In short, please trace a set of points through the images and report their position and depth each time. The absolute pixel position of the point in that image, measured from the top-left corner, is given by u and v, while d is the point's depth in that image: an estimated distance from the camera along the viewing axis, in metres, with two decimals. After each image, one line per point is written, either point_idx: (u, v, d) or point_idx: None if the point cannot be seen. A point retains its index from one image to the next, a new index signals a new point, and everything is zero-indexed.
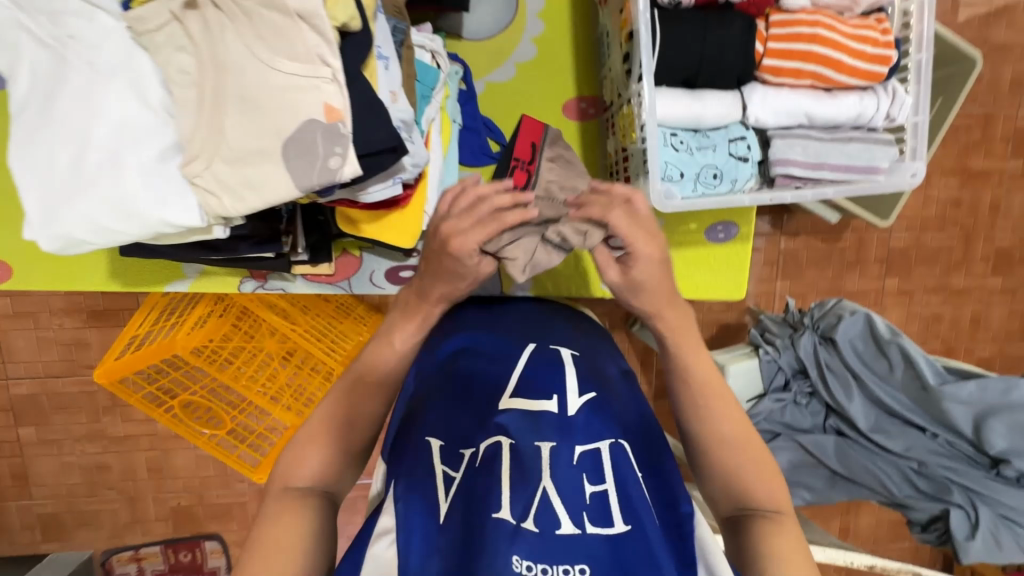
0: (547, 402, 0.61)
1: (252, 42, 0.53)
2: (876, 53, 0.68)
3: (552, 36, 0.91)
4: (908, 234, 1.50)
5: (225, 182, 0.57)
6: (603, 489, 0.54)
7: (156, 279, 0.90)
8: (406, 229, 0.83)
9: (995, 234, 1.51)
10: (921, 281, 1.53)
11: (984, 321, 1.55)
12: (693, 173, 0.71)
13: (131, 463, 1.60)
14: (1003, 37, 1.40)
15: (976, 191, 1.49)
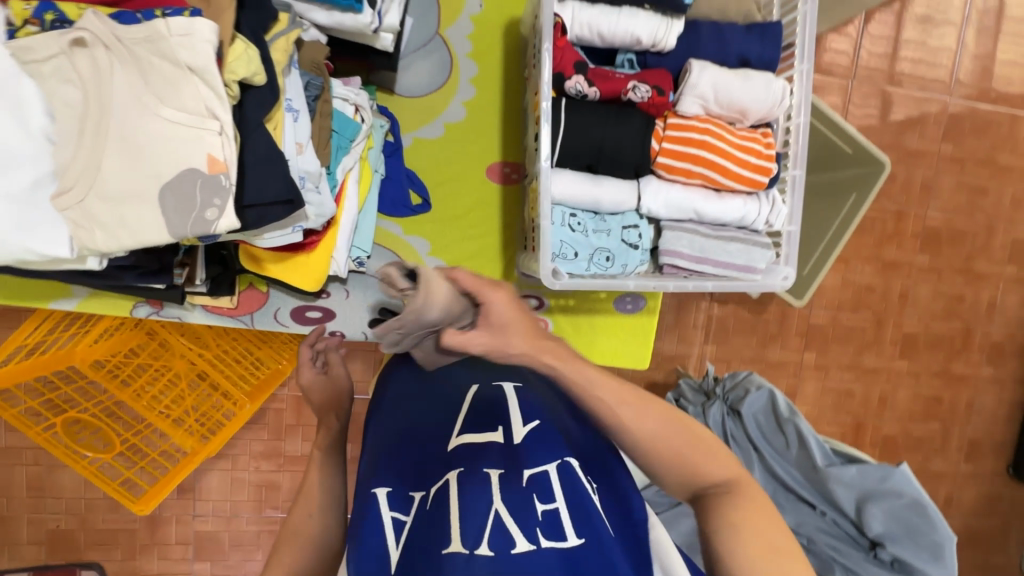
0: (493, 433, 0.66)
1: (142, 89, 0.53)
2: (758, 163, 0.74)
3: (480, 103, 0.95)
4: (828, 311, 1.54)
5: (100, 218, 0.56)
6: (553, 508, 0.58)
7: (39, 295, 0.86)
8: (312, 272, 0.83)
9: (904, 319, 1.56)
10: (836, 358, 1.56)
11: (891, 401, 1.57)
12: (587, 254, 0.74)
13: (9, 479, 1.44)
14: (915, 144, 1.49)
15: (889, 280, 1.54)
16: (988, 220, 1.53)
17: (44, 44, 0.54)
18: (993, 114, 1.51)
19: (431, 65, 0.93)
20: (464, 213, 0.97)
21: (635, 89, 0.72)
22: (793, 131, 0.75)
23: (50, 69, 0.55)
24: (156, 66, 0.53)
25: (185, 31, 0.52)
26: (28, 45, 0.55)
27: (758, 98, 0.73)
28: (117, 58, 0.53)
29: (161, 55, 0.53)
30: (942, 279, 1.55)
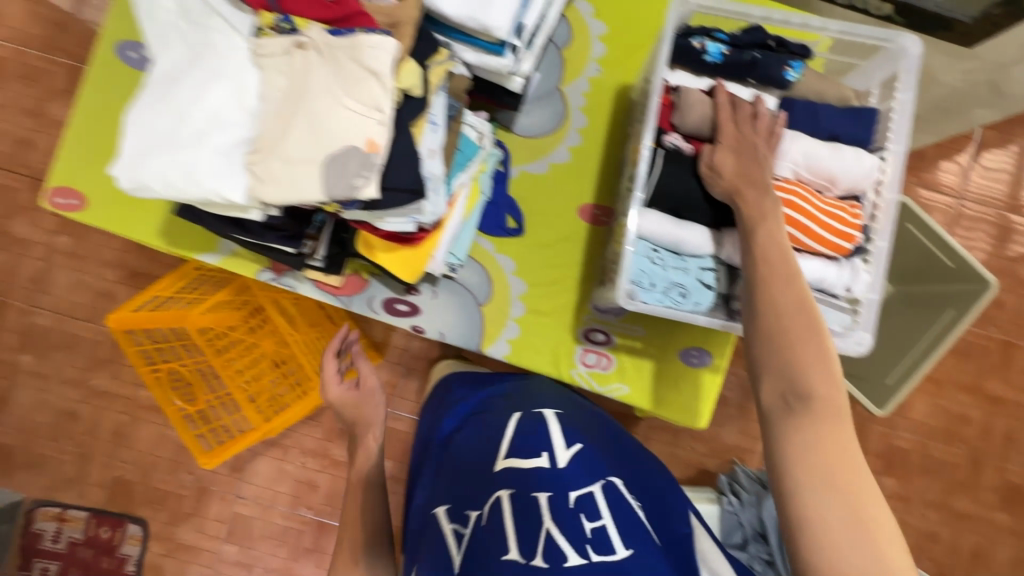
0: (538, 459, 0.81)
1: (333, 82, 0.68)
2: (842, 230, 0.77)
3: (584, 150, 1.07)
4: (915, 436, 1.53)
5: (275, 176, 0.71)
6: (600, 524, 0.73)
7: (189, 245, 1.03)
8: (412, 264, 0.94)
9: (1008, 465, 1.52)
10: (921, 492, 1.54)
11: (986, 556, 1.52)
12: (662, 286, 0.79)
13: (97, 420, 1.74)
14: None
15: (993, 417, 1.53)
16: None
17: (276, 45, 0.72)
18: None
19: (547, 113, 1.07)
20: (550, 244, 1.06)
21: None
22: (880, 208, 0.79)
23: (272, 64, 0.72)
24: (346, 66, 0.68)
25: (378, 46, 0.67)
26: (263, 43, 0.72)
27: (849, 169, 0.78)
28: (321, 58, 0.69)
29: (355, 61, 0.68)
30: None
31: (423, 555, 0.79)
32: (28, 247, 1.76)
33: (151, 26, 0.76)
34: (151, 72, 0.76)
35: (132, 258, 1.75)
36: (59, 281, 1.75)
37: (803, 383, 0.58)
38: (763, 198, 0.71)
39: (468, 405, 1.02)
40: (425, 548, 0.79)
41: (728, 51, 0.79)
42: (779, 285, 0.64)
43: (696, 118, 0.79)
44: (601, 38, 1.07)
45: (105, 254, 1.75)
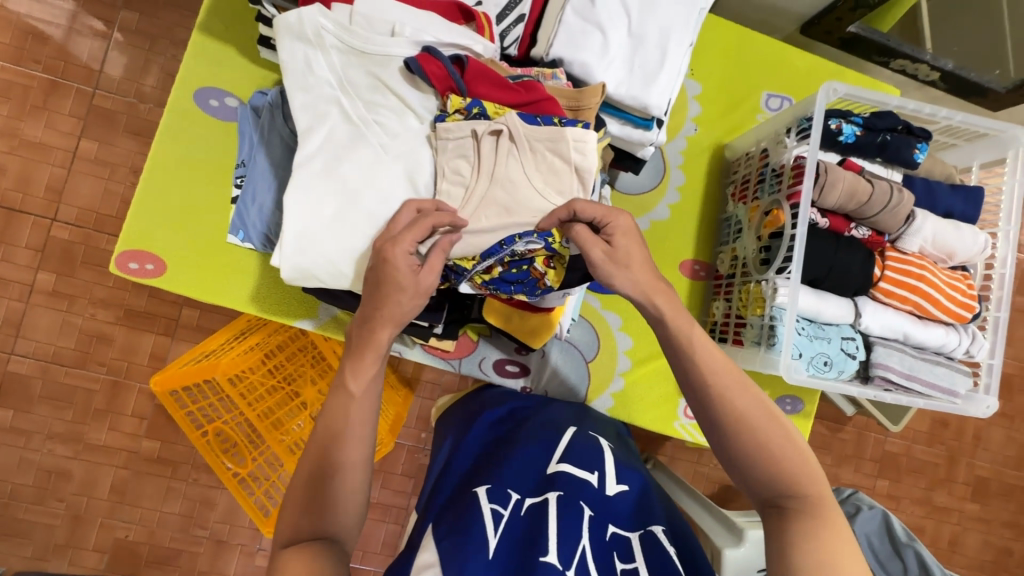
0: (589, 476, 0.82)
1: (532, 173, 0.67)
2: (965, 300, 0.85)
3: (682, 208, 1.09)
4: (902, 441, 1.76)
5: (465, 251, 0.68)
6: (632, 566, 0.72)
7: (289, 312, 0.96)
8: (543, 332, 0.93)
9: (975, 461, 1.78)
10: (908, 491, 1.77)
11: (960, 544, 1.77)
12: (809, 356, 0.84)
13: (96, 477, 1.37)
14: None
15: (961, 420, 1.79)
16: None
17: (458, 128, 0.67)
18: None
19: (647, 171, 1.08)
20: None
21: (856, 229, 0.87)
22: (993, 278, 0.87)
23: (450, 147, 0.68)
24: (546, 158, 0.67)
25: (579, 140, 0.66)
26: (448, 127, 0.68)
27: (966, 245, 0.85)
28: (517, 147, 0.66)
29: (556, 153, 0.66)
30: (1012, 426, 1.79)
31: (443, 521, 0.76)
32: (1, 285, 1.34)
33: (303, 97, 0.69)
34: (303, 147, 0.70)
35: (131, 293, 1.40)
36: (42, 323, 1.36)
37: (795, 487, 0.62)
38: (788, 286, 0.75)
39: (514, 406, 0.98)
40: (452, 510, 0.77)
41: (862, 133, 0.85)
42: (736, 391, 0.64)
43: (838, 196, 0.83)
44: (696, 97, 1.10)
45: (93, 290, 1.37)
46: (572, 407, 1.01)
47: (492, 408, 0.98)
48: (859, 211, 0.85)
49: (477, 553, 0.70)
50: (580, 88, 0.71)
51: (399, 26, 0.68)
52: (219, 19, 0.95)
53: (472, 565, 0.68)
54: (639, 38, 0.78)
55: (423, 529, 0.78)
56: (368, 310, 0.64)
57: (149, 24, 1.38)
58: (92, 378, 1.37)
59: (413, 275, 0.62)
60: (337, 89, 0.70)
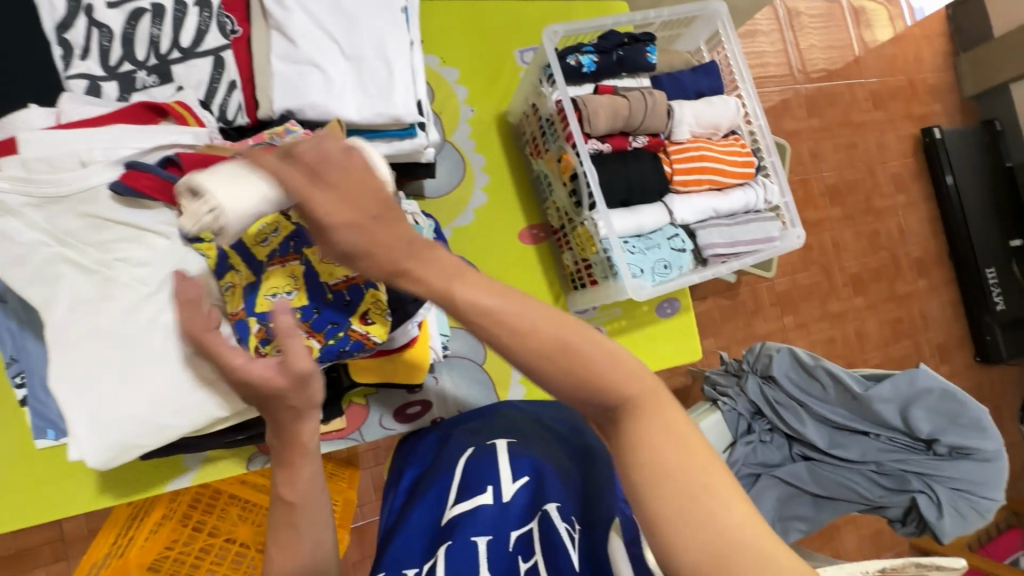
0: (483, 495, 0.70)
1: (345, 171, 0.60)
2: (744, 160, 0.95)
3: (496, 185, 1.11)
4: (785, 278, 1.98)
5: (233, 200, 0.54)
6: (533, 564, 0.61)
7: (154, 480, 0.85)
8: (417, 365, 0.90)
9: (843, 264, 2.04)
10: (809, 315, 2.00)
11: (864, 335, 2.04)
12: (649, 267, 0.89)
13: None
14: (792, 126, 2.02)
15: (819, 236, 2.03)
16: (867, 166, 2.10)
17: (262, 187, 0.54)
18: (830, 90, 2.08)
19: (447, 168, 1.09)
20: (513, 278, 1.10)
21: (635, 140, 0.93)
22: (756, 130, 0.97)
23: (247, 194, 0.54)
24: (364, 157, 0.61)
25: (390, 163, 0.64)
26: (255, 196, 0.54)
27: (723, 112, 0.95)
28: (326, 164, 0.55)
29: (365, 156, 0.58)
30: (855, 222, 2.07)
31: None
32: None
33: (20, 271, 0.60)
34: (48, 324, 0.61)
35: None
36: None
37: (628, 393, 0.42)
38: None
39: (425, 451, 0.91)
40: None
41: (599, 59, 0.90)
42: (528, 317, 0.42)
43: (605, 120, 0.88)
44: (458, 81, 1.11)
45: None
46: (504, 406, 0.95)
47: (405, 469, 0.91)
48: (629, 124, 0.90)
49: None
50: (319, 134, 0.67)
51: (87, 154, 0.59)
52: None
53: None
54: (357, 58, 0.76)
55: None
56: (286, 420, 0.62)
57: None
58: None
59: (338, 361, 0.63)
60: (55, 245, 0.61)
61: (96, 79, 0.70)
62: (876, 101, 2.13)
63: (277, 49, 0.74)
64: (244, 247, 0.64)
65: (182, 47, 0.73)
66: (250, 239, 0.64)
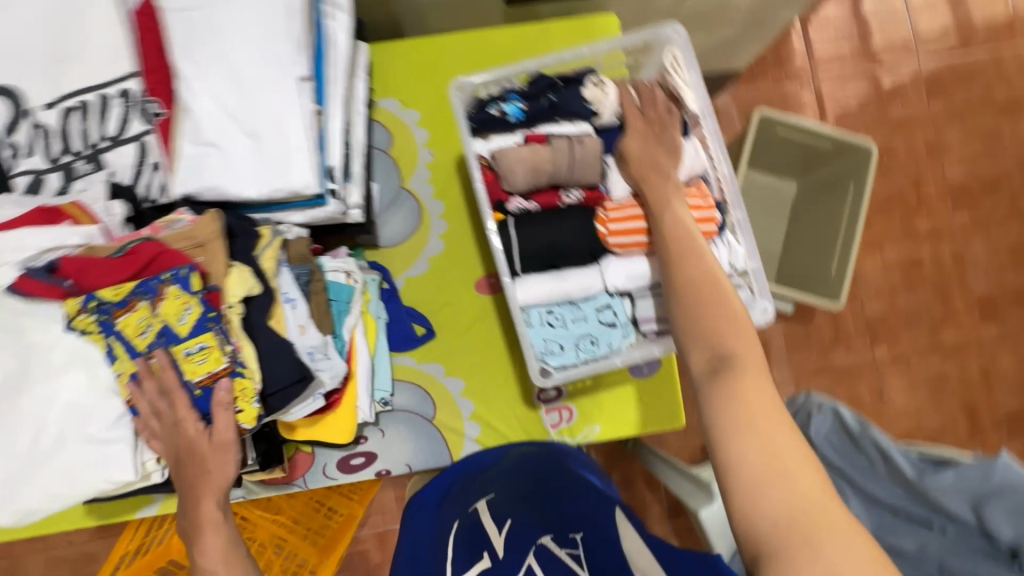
0: (482, 562, 0.66)
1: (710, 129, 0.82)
2: (701, 217, 0.78)
3: (454, 232, 1.07)
4: (880, 301, 1.55)
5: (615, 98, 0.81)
6: None
7: (127, 508, 0.98)
8: (342, 426, 0.92)
9: (968, 283, 1.56)
10: (913, 345, 1.55)
11: (995, 372, 1.54)
12: (572, 343, 0.80)
13: None
14: (903, 113, 1.57)
15: (935, 248, 1.57)
16: (1016, 158, 1.59)
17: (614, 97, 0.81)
18: (964, 62, 1.59)
19: (403, 216, 1.06)
20: (467, 329, 1.05)
21: (568, 194, 0.82)
22: (722, 178, 0.82)
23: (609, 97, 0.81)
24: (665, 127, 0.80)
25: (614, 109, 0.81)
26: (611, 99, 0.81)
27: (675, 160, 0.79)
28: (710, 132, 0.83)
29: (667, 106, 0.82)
30: (991, 231, 1.57)
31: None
32: None
33: None
34: None
35: None
36: None
37: (724, 348, 0.61)
38: (665, 181, 0.76)
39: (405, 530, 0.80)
40: None
41: (526, 106, 0.81)
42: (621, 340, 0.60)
43: (524, 176, 0.79)
44: (418, 124, 1.08)
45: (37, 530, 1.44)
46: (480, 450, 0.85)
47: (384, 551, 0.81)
48: (554, 177, 0.80)
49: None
50: (192, 226, 0.70)
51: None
52: None
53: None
54: (256, 136, 0.77)
55: None
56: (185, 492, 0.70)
57: None
58: None
59: (207, 440, 0.70)
60: None
61: (39, 173, 0.78)
62: None
63: (187, 129, 0.77)
64: (125, 338, 0.69)
65: (108, 137, 0.79)
66: (130, 331, 0.68)
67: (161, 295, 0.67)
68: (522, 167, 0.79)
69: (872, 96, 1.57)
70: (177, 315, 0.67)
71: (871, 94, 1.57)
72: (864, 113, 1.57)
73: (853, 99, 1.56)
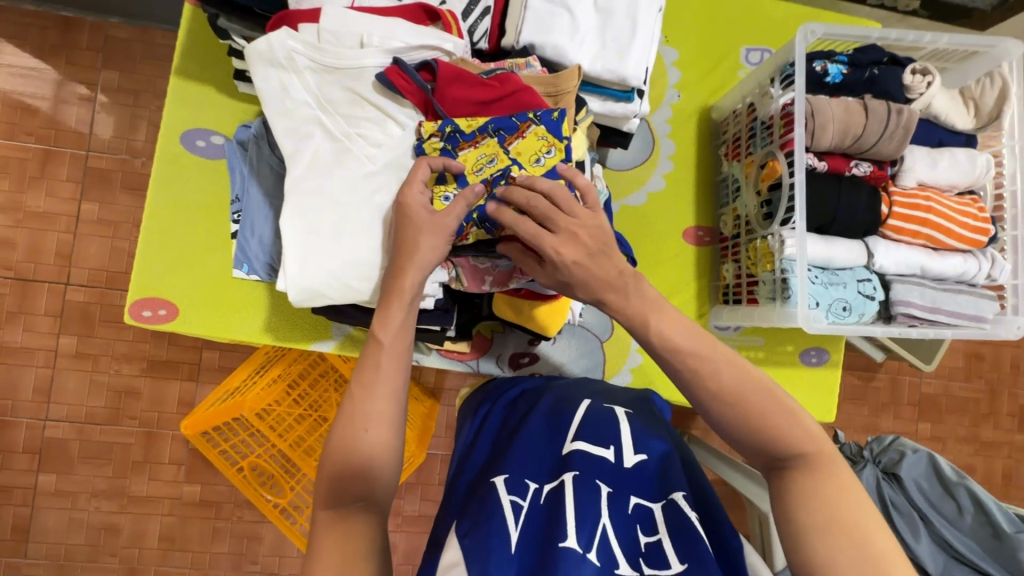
0: (605, 450, 0.65)
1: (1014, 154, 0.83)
2: (977, 225, 0.83)
3: (678, 176, 1.08)
4: (938, 380, 1.72)
5: (928, 92, 0.84)
6: (656, 540, 0.58)
7: (303, 337, 0.97)
8: (555, 320, 0.90)
9: (1017, 391, 1.74)
10: (953, 430, 1.73)
11: (1014, 478, 1.73)
12: (827, 304, 0.83)
13: (144, 527, 1.38)
14: None
15: (997, 351, 1.74)
16: None
17: (926, 90, 0.83)
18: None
19: (637, 146, 1.07)
20: (665, 272, 1.07)
21: (857, 166, 0.85)
22: (1005, 198, 0.85)
23: (923, 87, 0.83)
24: (957, 150, 0.85)
25: (923, 102, 0.84)
26: (920, 90, 0.84)
27: (963, 171, 0.84)
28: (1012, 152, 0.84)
29: (964, 116, 0.86)
30: None
31: (465, 517, 0.62)
32: (27, 355, 1.35)
33: (285, 121, 0.71)
34: (290, 171, 0.71)
35: (151, 344, 1.40)
36: (70, 386, 1.36)
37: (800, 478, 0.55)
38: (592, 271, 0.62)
39: (515, 390, 0.83)
40: (471, 506, 0.64)
41: (848, 71, 0.84)
42: (709, 363, 0.59)
43: (831, 136, 0.81)
44: (675, 63, 1.09)
45: (115, 346, 1.39)
46: (603, 383, 0.86)
47: (499, 398, 0.83)
48: (856, 145, 0.82)
49: (500, 550, 0.57)
50: (557, 74, 0.71)
51: (366, 37, 0.70)
52: (195, 59, 0.96)
53: (494, 566, 0.55)
54: (606, 12, 0.78)
55: (447, 530, 0.65)
56: (391, 274, 0.64)
57: (130, 80, 1.38)
58: (123, 434, 1.37)
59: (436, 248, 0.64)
60: (317, 109, 0.71)
61: None
62: None
63: None
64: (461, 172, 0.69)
65: None
66: (467, 167, 0.68)
67: (521, 133, 0.67)
68: (835, 124, 0.81)
69: None
70: (535, 155, 0.67)
71: None
72: None
73: None
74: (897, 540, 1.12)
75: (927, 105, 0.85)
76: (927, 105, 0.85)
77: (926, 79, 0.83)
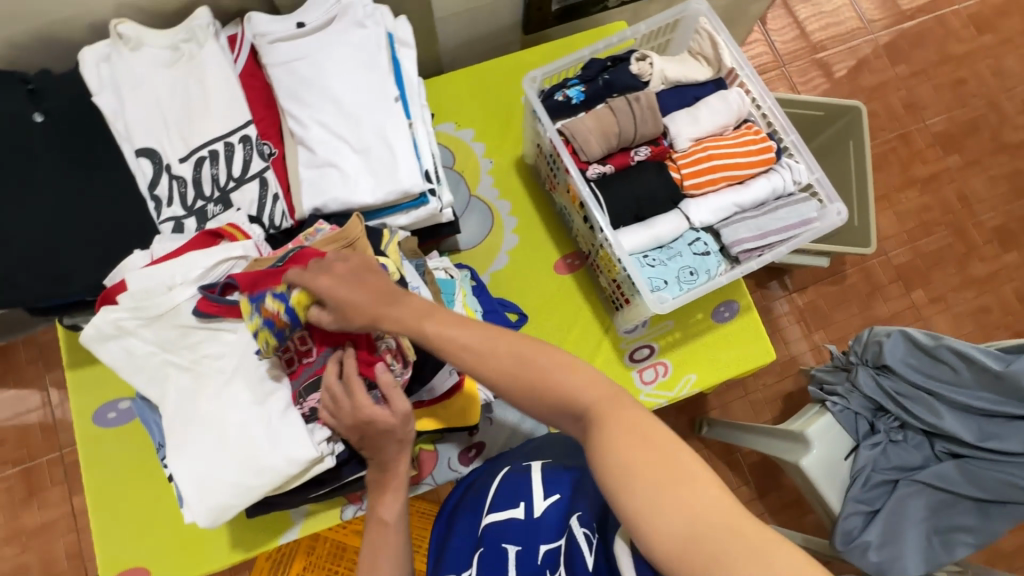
0: (515, 511, 0.70)
1: (752, 80, 0.94)
2: (759, 147, 0.90)
3: (526, 224, 1.17)
4: (903, 248, 1.69)
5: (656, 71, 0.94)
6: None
7: (269, 536, 1.00)
8: (469, 409, 0.94)
9: (981, 217, 1.71)
10: (947, 284, 1.68)
11: None
12: (674, 277, 0.89)
13: None
14: (872, 80, 1.77)
15: (938, 192, 1.73)
16: (987, 98, 1.78)
17: (654, 70, 0.94)
18: (916, 27, 1.80)
19: (477, 219, 1.17)
20: (556, 309, 1.12)
21: (637, 152, 0.93)
22: (768, 114, 0.94)
23: (649, 69, 0.94)
24: (710, 97, 0.94)
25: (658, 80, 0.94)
26: (650, 71, 0.94)
27: (724, 111, 0.92)
28: (750, 79, 0.94)
29: (700, 70, 0.96)
30: (986, 166, 1.74)
31: None
32: None
33: (141, 376, 0.79)
34: (164, 414, 0.78)
35: None
36: None
37: None
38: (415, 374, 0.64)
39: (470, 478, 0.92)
40: None
41: (586, 88, 0.94)
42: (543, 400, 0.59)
43: (598, 144, 0.90)
44: (475, 138, 1.20)
45: None
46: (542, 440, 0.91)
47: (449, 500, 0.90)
48: (624, 139, 0.91)
49: None
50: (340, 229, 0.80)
51: (171, 280, 0.78)
52: (75, 349, 1.03)
53: None
54: (365, 151, 0.88)
55: None
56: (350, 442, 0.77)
57: (51, 372, 1.46)
58: None
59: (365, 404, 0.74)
60: (160, 351, 0.79)
61: (179, 219, 0.87)
62: (980, 25, 1.81)
63: (302, 159, 0.89)
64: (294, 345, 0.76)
65: (235, 177, 0.88)
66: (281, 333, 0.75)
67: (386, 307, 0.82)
68: (596, 134, 0.90)
69: (841, 70, 1.77)
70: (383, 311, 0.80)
71: (839, 69, 1.77)
72: (838, 89, 1.76)
73: (819, 80, 1.76)
74: (924, 426, 1.08)
75: (664, 79, 0.95)
76: (663, 78, 0.95)
77: (649, 62, 0.94)
